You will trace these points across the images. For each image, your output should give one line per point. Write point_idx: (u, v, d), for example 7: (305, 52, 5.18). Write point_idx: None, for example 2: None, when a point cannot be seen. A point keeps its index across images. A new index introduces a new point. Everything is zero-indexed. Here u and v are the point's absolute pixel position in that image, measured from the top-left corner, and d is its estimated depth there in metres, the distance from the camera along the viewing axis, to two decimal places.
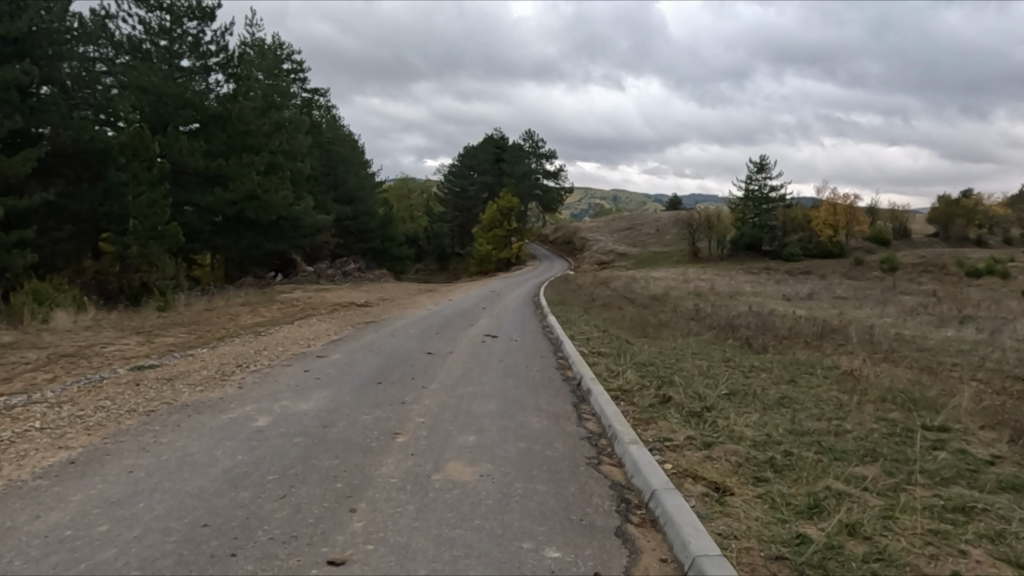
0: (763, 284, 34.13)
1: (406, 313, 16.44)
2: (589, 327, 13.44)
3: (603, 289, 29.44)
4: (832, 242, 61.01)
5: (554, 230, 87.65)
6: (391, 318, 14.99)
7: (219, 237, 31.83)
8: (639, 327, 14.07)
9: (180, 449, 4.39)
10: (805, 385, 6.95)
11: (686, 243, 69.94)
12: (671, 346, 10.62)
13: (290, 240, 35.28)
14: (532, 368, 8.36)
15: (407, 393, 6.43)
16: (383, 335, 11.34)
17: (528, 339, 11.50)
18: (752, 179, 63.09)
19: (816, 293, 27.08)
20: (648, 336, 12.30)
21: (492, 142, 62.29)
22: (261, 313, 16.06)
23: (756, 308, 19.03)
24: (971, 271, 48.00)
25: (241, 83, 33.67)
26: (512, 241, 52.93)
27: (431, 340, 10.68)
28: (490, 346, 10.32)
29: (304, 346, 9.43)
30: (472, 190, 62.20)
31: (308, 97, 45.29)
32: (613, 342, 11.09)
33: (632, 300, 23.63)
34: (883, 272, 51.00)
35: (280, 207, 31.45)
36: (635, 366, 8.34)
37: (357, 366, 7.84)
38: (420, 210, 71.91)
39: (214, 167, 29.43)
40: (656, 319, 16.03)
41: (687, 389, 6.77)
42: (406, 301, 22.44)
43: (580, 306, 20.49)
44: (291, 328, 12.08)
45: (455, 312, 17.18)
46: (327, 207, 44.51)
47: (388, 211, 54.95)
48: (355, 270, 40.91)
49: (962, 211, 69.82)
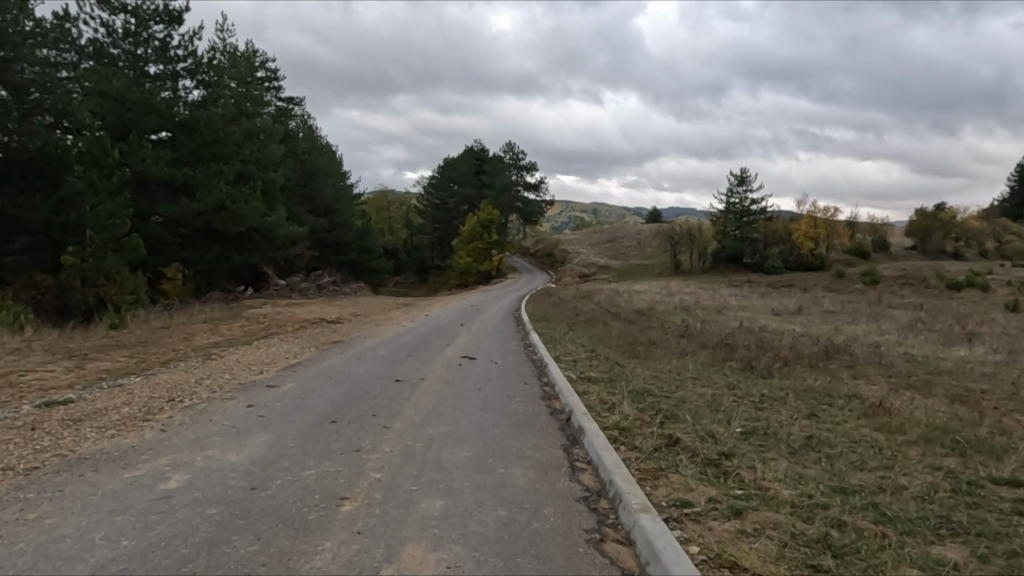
0: (748, 298, 33.54)
1: (378, 331, 15.33)
2: (574, 346, 12.47)
3: (587, 304, 28.60)
4: (813, 254, 60.89)
5: (535, 243, 86.83)
6: (361, 336, 13.88)
7: (186, 249, 30.48)
8: (628, 346, 13.13)
9: (46, 533, 3.30)
10: (830, 421, 6.02)
11: (668, 256, 69.53)
12: (666, 369, 9.66)
13: (262, 252, 33.97)
14: (514, 399, 7.34)
15: (363, 437, 5.37)
16: (349, 357, 10.24)
17: (510, 361, 10.48)
18: (733, 192, 62.93)
19: (805, 307, 26.42)
20: (639, 357, 11.35)
21: (472, 154, 61.48)
22: (222, 332, 14.87)
23: (746, 323, 18.24)
24: (952, 283, 47.98)
25: (211, 89, 32.47)
26: (492, 254, 51.96)
27: (401, 364, 9.61)
28: (466, 371, 9.27)
29: (255, 373, 8.31)
30: (452, 202, 61.23)
31: (282, 107, 44.07)
32: (602, 365, 10.11)
33: (617, 315, 22.74)
34: (864, 285, 50.84)
35: (251, 219, 30.22)
36: (630, 396, 7.34)
37: (311, 400, 6.74)
38: (398, 223, 70.65)
39: (180, 176, 28.13)
40: (644, 336, 15.11)
41: (694, 427, 5.81)
42: (380, 316, 21.32)
43: (563, 322, 19.55)
44: (247, 351, 10.91)
45: (431, 329, 16.10)
46: (302, 219, 43.23)
47: (366, 224, 53.76)
48: (330, 283, 39.62)
49: (939, 224, 70.35)
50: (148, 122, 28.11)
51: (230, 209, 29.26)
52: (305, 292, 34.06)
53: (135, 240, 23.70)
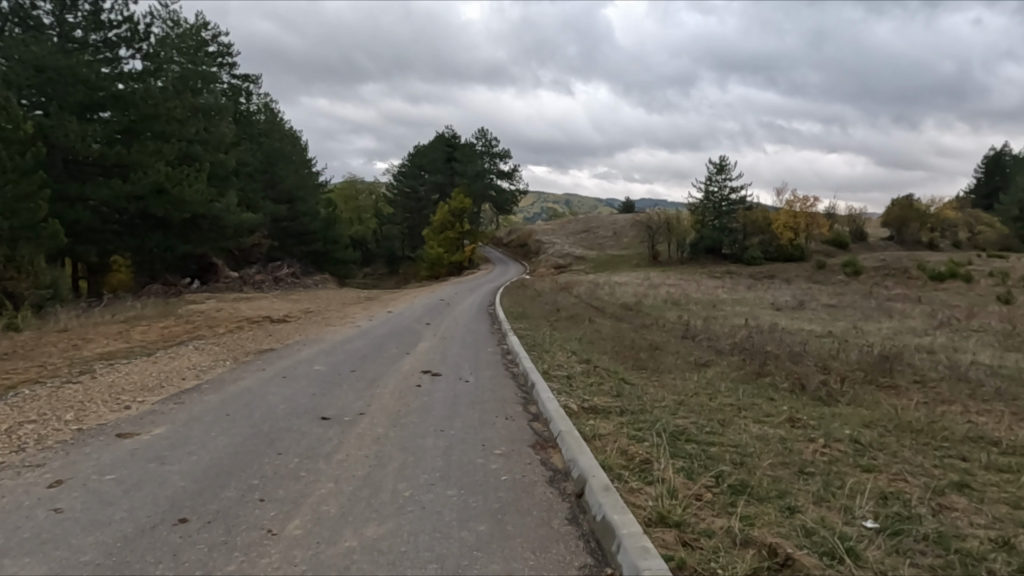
0: (737, 290, 31.51)
1: (326, 333, 12.81)
2: (565, 353, 10.14)
3: (566, 296, 26.38)
4: (792, 245, 59.54)
5: (509, 233, 84.13)
6: (303, 342, 11.27)
7: (123, 237, 27.53)
8: (630, 352, 10.87)
9: None
10: (1009, 504, 3.75)
11: (645, 247, 67.68)
12: (686, 391, 7.44)
13: (212, 242, 30.99)
14: (493, 451, 4.92)
15: (216, 570, 2.89)
16: (273, 375, 7.71)
17: (486, 380, 8.06)
18: (712, 181, 61.16)
19: (804, 301, 24.50)
20: (649, 369, 9.11)
21: (443, 140, 58.68)
22: (134, 335, 12.18)
23: (753, 321, 16.11)
24: (934, 274, 46.81)
25: (154, 61, 29.31)
26: (464, 244, 49.42)
27: (339, 386, 7.16)
28: (427, 397, 6.84)
29: (117, 410, 5.70)
30: (423, 190, 58.40)
31: (236, 85, 40.73)
32: (605, 383, 7.82)
33: (603, 311, 20.42)
34: (846, 276, 49.59)
35: (196, 204, 27.33)
36: (665, 443, 4.99)
37: (172, 466, 4.23)
38: (368, 212, 67.40)
39: (112, 155, 25.14)
40: (643, 338, 12.85)
41: (800, 523, 3.47)
42: (335, 313, 18.76)
43: (544, 319, 17.23)
44: (140, 366, 8.29)
45: (391, 330, 13.59)
46: (258, 206, 40.15)
47: (331, 212, 50.83)
48: (289, 275, 36.77)
49: (916, 215, 69.49)
50: (76, 95, 25.05)
51: (170, 192, 26.34)
52: (260, 285, 31.26)
53: (54, 225, 20.93)
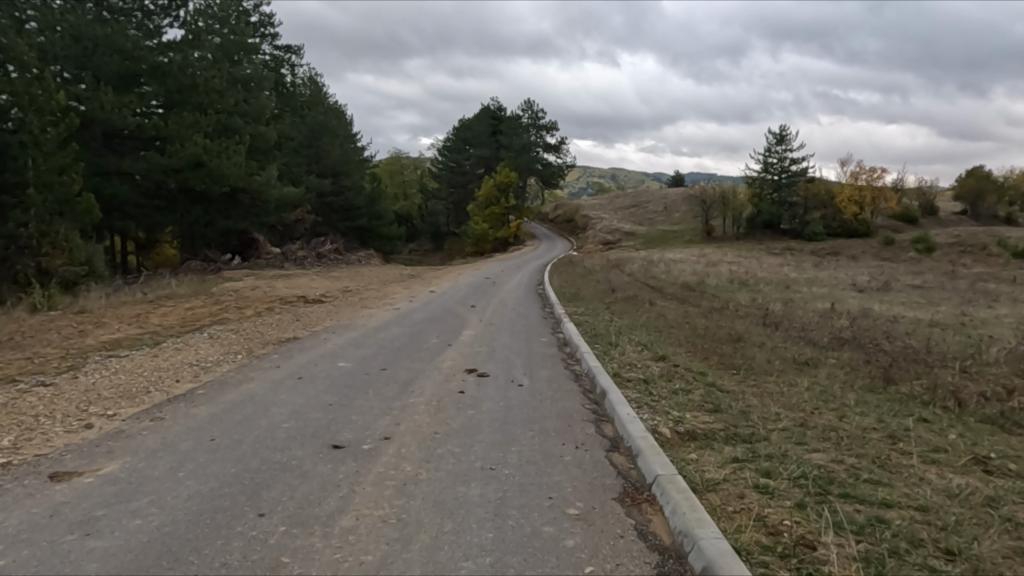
0: (804, 269, 29.18)
1: (362, 317, 11.55)
2: (632, 346, 8.62)
3: (620, 275, 24.67)
4: (858, 220, 56.04)
5: (555, 208, 82.07)
6: (332, 328, 9.94)
7: (163, 212, 26.95)
8: (712, 345, 9.24)
9: None
10: None
11: (698, 222, 64.88)
12: (799, 404, 5.85)
13: (253, 216, 30.26)
14: (567, 512, 3.44)
15: None
16: (288, 377, 6.37)
17: (543, 383, 6.59)
18: (770, 152, 57.72)
19: (886, 282, 22.14)
20: (741, 369, 7.51)
21: (489, 113, 56.89)
22: (153, 319, 11.06)
23: (840, 307, 14.18)
24: (1017, 251, 43.15)
25: (193, 29, 28.35)
26: (510, 220, 47.90)
27: (364, 394, 5.77)
28: (473, 410, 5.40)
29: (74, 433, 4.39)
30: (468, 165, 56.87)
31: (278, 55, 39.74)
32: (692, 392, 6.24)
33: (662, 292, 18.67)
34: (919, 254, 46.16)
35: (235, 177, 26.39)
36: (820, 508, 3.43)
37: (96, 544, 2.85)
38: (412, 187, 66.34)
39: (149, 127, 24.33)
40: (720, 328, 11.20)
41: None
42: (376, 292, 17.58)
43: (600, 301, 15.71)
44: (137, 361, 7.07)
45: (432, 314, 12.24)
46: (301, 180, 39.31)
47: (376, 187, 49.93)
48: (332, 251, 36.00)
49: (994, 187, 64.47)
50: (112, 65, 24.24)
51: (208, 165, 25.42)
52: (302, 261, 30.42)
53: (89, 200, 20.18)
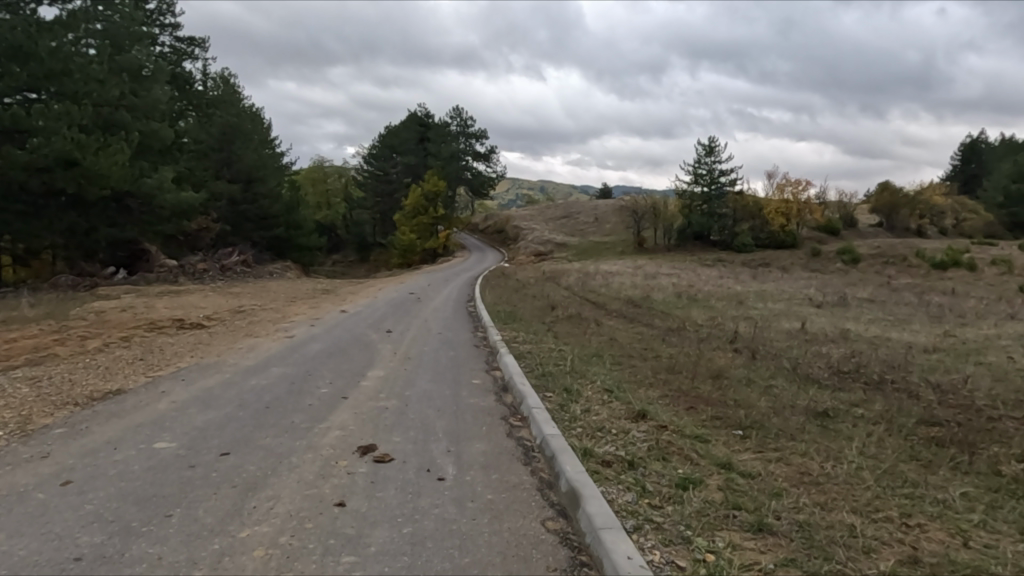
0: (746, 282, 27.87)
1: (240, 350, 8.90)
2: (594, 392, 6.44)
3: (557, 289, 22.73)
4: (784, 231, 56.78)
5: (484, 219, 79.65)
6: (188, 371, 7.24)
7: (31, 219, 23.12)
8: (692, 387, 7.17)
9: None
10: None
11: (630, 233, 64.15)
12: (874, 507, 3.81)
13: (145, 224, 26.64)
14: None
15: None
16: (44, 484, 3.74)
17: (477, 473, 4.26)
18: (700, 164, 57.42)
19: (835, 295, 21.01)
20: (749, 430, 5.49)
21: (415, 119, 54.26)
22: None
23: (811, 327, 12.49)
24: (936, 262, 43.93)
25: (69, 8, 24.51)
26: (438, 230, 45.47)
27: (158, 524, 3.25)
28: (351, 558, 3.01)
29: None
30: (395, 172, 53.88)
31: (178, 48, 35.90)
32: (706, 487, 4.08)
33: (606, 309, 16.74)
34: (845, 265, 46.65)
35: (118, 179, 22.89)
36: None
37: None
38: (336, 196, 62.77)
39: (5, 116, 20.49)
40: (690, 359, 9.21)
41: None
42: (275, 313, 14.82)
43: (541, 321, 13.56)
44: None
45: (334, 345, 9.65)
46: (206, 186, 35.60)
47: (293, 195, 46.45)
48: (240, 263, 32.56)
49: (906, 201, 66.75)
50: None
51: (82, 164, 21.82)
52: (202, 274, 27.02)
53: None
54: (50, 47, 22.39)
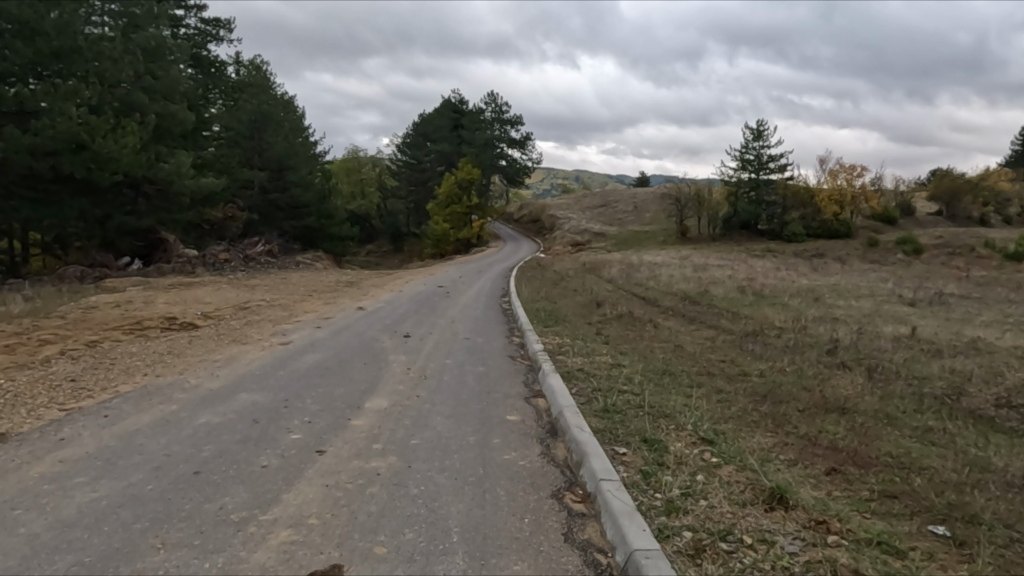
0: (810, 275, 25.12)
1: (215, 363, 7.02)
2: (689, 447, 4.33)
3: (602, 282, 20.55)
4: (838, 220, 53.47)
5: (520, 208, 77.46)
6: (129, 398, 5.38)
7: (42, 206, 21.92)
8: (818, 432, 5.02)
9: None
10: None
11: (672, 222, 61.26)
12: None
13: (164, 211, 25.33)
14: None
15: None
16: None
17: None
18: (748, 149, 54.12)
19: (922, 292, 18.26)
20: (961, 529, 3.34)
21: (449, 106, 52.22)
22: None
23: (924, 334, 10.12)
24: (1011, 253, 40.23)
25: None
26: (472, 219, 43.53)
27: None
28: None
29: None
30: (427, 160, 51.99)
31: (204, 30, 34.44)
32: None
33: (662, 307, 14.51)
34: (906, 256, 43.32)
35: (129, 164, 21.36)
36: None
37: None
38: (370, 185, 61.29)
39: (9, 96, 19.04)
40: (793, 380, 7.00)
41: None
42: (282, 309, 12.97)
43: (588, 321, 11.45)
44: None
45: (335, 355, 7.72)
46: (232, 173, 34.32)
47: (324, 183, 45.03)
48: (261, 256, 30.22)
49: (969, 187, 62.15)
50: None
51: (91, 147, 20.34)
52: (223, 265, 25.52)
53: None
54: (58, 23, 20.84)
